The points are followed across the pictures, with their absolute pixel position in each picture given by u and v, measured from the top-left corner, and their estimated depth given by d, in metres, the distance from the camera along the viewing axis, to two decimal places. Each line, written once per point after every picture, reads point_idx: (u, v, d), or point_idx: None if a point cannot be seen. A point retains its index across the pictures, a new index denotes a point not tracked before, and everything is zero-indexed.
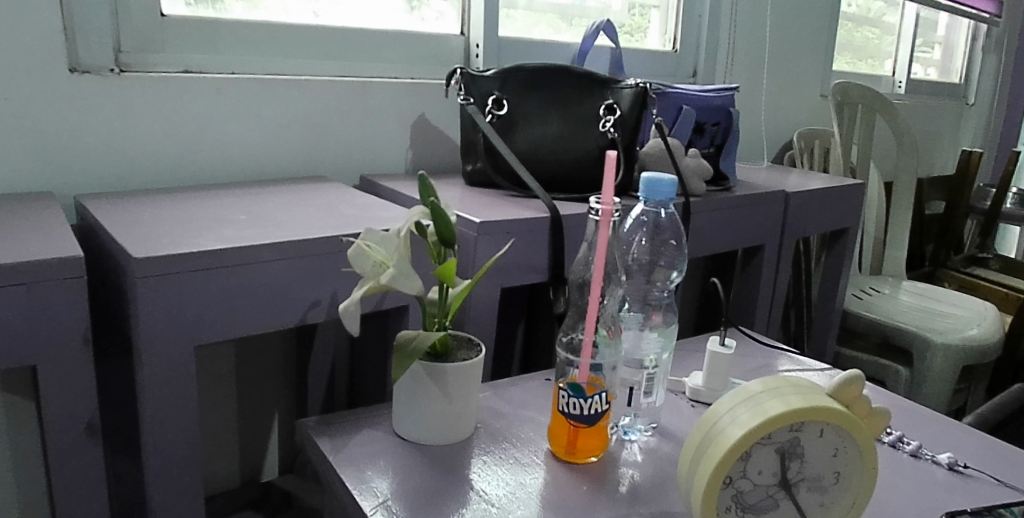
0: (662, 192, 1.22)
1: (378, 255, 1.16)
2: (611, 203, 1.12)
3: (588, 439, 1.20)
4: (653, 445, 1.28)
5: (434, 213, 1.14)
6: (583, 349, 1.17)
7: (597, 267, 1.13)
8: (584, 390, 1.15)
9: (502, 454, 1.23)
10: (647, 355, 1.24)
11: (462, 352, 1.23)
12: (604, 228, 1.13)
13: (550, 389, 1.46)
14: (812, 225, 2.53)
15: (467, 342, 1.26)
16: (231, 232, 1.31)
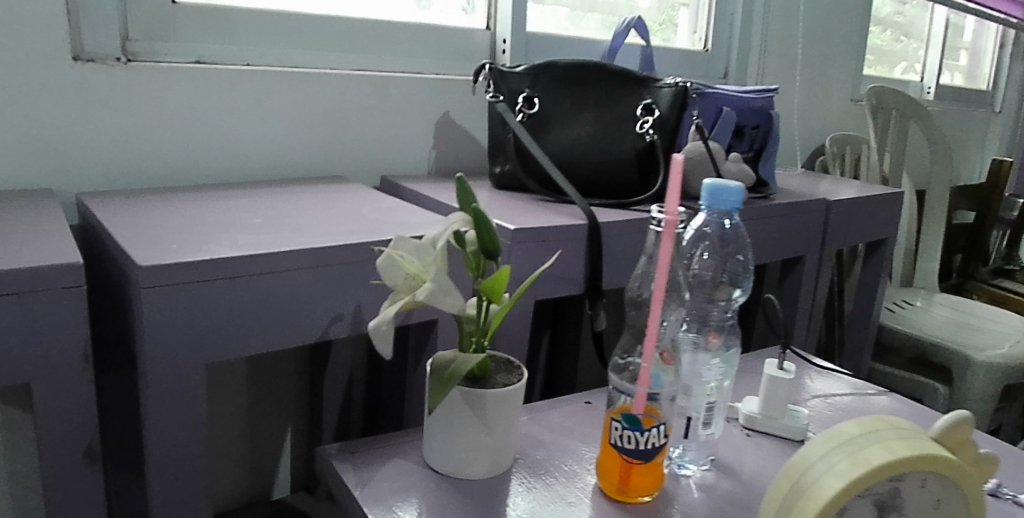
0: (725, 200, 1.10)
1: (413, 268, 1.04)
2: (675, 213, 0.99)
3: (643, 477, 1.07)
4: (709, 482, 1.16)
5: (478, 221, 1.02)
6: (639, 376, 1.04)
7: (659, 286, 1.00)
8: (642, 423, 1.03)
9: (546, 491, 1.11)
10: (707, 383, 1.12)
11: (501, 376, 1.11)
12: (667, 242, 1.00)
13: (592, 414, 1.33)
14: (852, 236, 2.40)
15: (507, 365, 1.14)
16: (246, 237, 1.19)
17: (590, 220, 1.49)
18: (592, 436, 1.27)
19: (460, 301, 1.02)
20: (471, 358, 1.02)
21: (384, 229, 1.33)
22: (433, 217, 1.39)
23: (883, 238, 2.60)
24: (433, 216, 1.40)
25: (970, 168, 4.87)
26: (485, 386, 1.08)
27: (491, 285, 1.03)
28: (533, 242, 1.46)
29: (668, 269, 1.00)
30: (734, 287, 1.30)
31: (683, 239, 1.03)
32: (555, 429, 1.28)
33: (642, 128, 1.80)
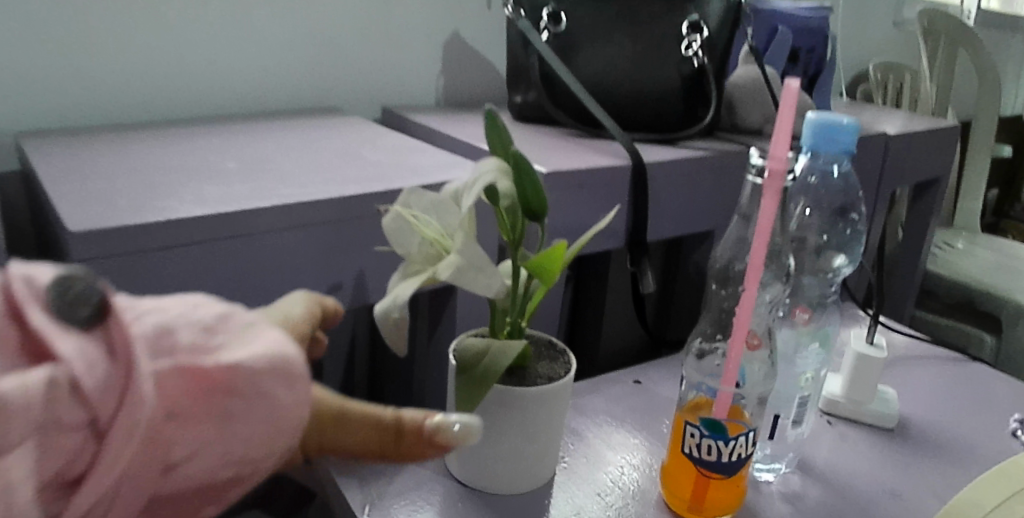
0: (835, 139, 0.84)
1: (433, 237, 0.78)
2: (783, 160, 0.74)
3: (722, 492, 0.85)
4: (796, 490, 0.94)
5: (518, 172, 0.77)
6: (725, 372, 0.80)
7: (757, 257, 0.76)
8: (729, 431, 0.80)
9: (596, 508, 0.90)
10: (801, 374, 0.88)
11: (543, 365, 0.88)
12: (771, 200, 0.75)
13: (643, 399, 1.12)
14: (909, 176, 2.15)
15: (549, 350, 0.90)
16: (217, 189, 0.94)
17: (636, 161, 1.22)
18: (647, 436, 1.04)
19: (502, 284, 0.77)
20: (511, 350, 0.80)
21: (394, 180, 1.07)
22: (453, 162, 1.13)
23: (936, 176, 2.34)
24: (454, 160, 1.14)
25: (1008, 97, 4.55)
26: (525, 383, 0.84)
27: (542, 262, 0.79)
28: (575, 185, 1.17)
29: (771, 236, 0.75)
30: (826, 250, 1.04)
31: (790, 194, 0.78)
32: (603, 428, 1.05)
33: (687, 49, 1.51)
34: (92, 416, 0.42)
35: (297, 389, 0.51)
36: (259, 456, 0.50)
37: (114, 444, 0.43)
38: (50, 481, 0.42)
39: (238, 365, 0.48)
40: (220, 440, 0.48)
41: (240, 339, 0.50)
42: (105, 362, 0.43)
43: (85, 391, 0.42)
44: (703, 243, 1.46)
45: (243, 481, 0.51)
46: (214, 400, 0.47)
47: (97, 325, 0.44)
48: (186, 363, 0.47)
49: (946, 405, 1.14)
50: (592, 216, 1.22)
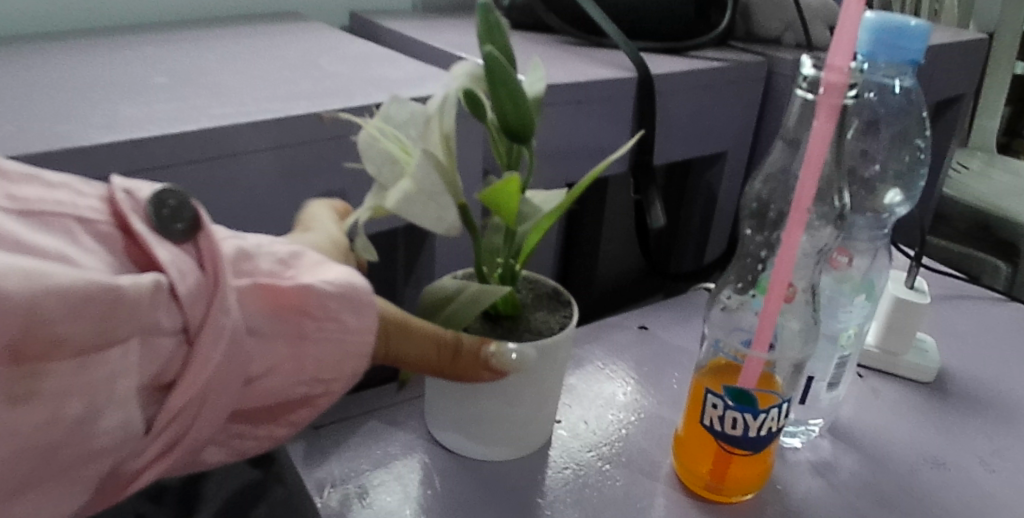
0: (900, 36, 0.66)
1: (396, 142, 0.62)
2: (841, 66, 0.58)
3: (746, 469, 0.72)
4: (828, 458, 0.82)
5: (492, 75, 0.60)
6: (758, 332, 0.66)
7: (803, 196, 0.60)
8: (757, 402, 0.66)
9: (597, 483, 0.77)
10: (844, 331, 0.74)
11: (541, 316, 0.73)
12: (823, 125, 0.59)
13: (649, 348, 0.98)
14: (934, 92, 1.97)
15: (551, 302, 0.75)
16: (134, 107, 0.75)
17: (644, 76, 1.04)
18: (650, 395, 0.90)
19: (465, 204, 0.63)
20: (486, 299, 0.64)
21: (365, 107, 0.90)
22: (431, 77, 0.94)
23: (959, 93, 2.14)
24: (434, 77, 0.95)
25: None
26: (512, 338, 0.70)
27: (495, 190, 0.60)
28: (575, 104, 0.99)
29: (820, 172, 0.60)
30: (879, 180, 0.88)
31: (846, 114, 0.62)
32: (600, 386, 0.91)
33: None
34: (185, 322, 0.46)
35: (363, 319, 0.54)
36: (328, 379, 0.54)
37: (205, 349, 0.46)
38: (149, 381, 0.45)
39: (309, 291, 0.51)
40: (296, 359, 0.52)
41: (316, 264, 0.55)
42: (195, 273, 0.47)
43: (180, 296, 0.45)
44: (717, 165, 1.27)
45: (314, 403, 0.55)
46: (291, 321, 0.51)
47: (187, 241, 0.48)
48: (265, 286, 0.51)
49: (990, 356, 1.01)
50: (595, 140, 1.04)
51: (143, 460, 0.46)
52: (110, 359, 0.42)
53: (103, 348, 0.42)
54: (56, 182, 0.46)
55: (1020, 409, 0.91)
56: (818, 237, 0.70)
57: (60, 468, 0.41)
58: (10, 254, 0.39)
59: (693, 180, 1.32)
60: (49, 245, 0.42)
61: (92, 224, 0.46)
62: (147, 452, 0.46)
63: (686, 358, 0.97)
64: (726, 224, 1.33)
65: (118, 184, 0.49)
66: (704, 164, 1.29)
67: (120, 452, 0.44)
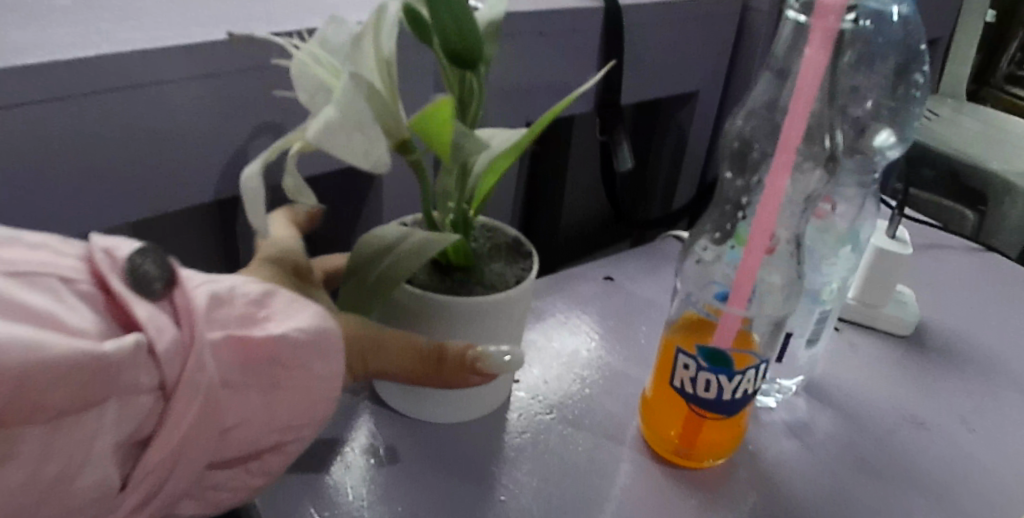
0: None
1: (324, 64, 0.53)
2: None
3: (718, 433, 0.67)
4: (803, 418, 0.77)
5: None
6: (737, 282, 0.60)
7: (793, 133, 0.53)
8: (735, 362, 0.60)
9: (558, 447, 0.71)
10: (827, 284, 0.68)
11: (498, 265, 0.65)
12: (817, 51, 0.52)
13: (616, 301, 0.92)
14: None
15: (510, 253, 0.67)
16: (17, 28, 0.63)
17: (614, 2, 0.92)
18: (614, 352, 0.84)
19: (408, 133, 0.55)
20: (428, 250, 0.56)
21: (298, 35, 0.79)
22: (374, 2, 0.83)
23: None
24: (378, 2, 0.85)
25: None
26: (462, 291, 0.63)
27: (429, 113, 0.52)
28: (541, 35, 0.89)
29: (813, 103, 0.53)
30: (869, 120, 0.81)
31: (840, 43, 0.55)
32: (562, 343, 0.84)
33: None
34: (162, 379, 0.43)
35: (327, 364, 0.51)
36: (293, 425, 0.50)
37: (180, 408, 0.44)
38: (126, 437, 0.42)
39: (277, 337, 0.49)
40: (267, 409, 0.49)
41: (286, 306, 0.52)
42: (172, 329, 0.44)
43: (162, 356, 0.43)
44: (686, 106, 1.15)
45: (283, 449, 0.51)
46: (261, 372, 0.48)
47: (166, 297, 0.45)
48: (237, 337, 0.48)
49: (969, 307, 0.96)
50: (561, 76, 0.95)
51: None
52: (87, 421, 0.40)
53: (83, 409, 0.40)
54: (38, 242, 0.43)
55: (1003, 364, 0.87)
56: (804, 183, 0.66)
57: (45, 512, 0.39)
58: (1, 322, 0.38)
59: (662, 123, 1.18)
60: (37, 304, 0.40)
61: (79, 283, 0.43)
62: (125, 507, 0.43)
63: (653, 313, 0.90)
64: (698, 169, 1.20)
65: (97, 240, 0.46)
66: (672, 104, 1.16)
67: (95, 509, 0.41)
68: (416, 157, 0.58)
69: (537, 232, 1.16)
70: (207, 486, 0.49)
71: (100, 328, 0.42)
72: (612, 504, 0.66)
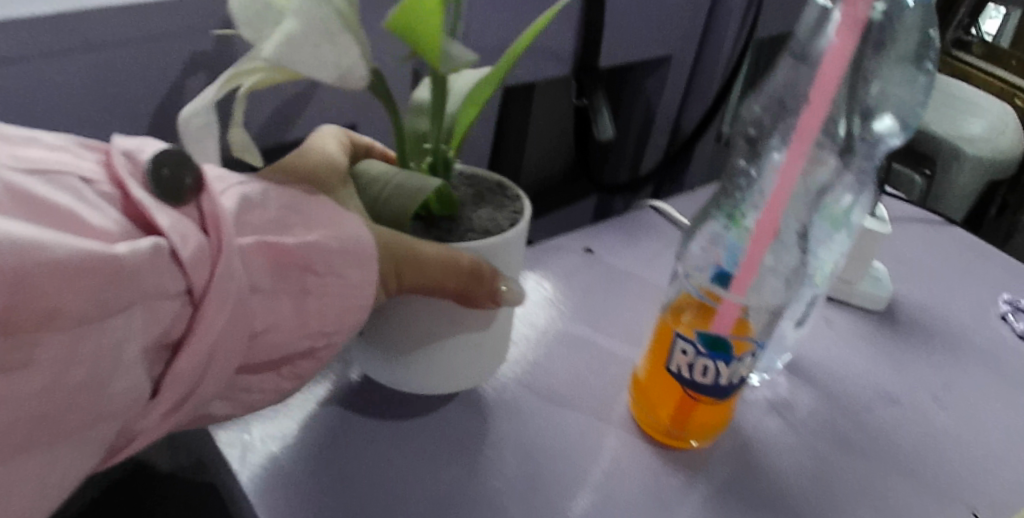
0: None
1: None
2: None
3: (709, 415, 0.65)
4: (787, 397, 0.76)
5: None
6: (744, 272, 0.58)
7: (810, 122, 0.53)
8: (737, 345, 0.58)
9: (543, 417, 0.69)
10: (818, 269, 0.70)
11: (483, 212, 0.58)
12: (846, 36, 0.51)
13: (598, 275, 0.89)
14: None
15: (495, 196, 0.60)
16: None
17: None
18: (580, 319, 0.82)
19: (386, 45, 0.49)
20: (411, 195, 0.52)
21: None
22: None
23: None
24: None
25: None
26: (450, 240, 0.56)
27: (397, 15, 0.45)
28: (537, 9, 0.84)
29: (834, 86, 0.53)
30: None
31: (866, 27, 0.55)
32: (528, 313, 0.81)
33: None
34: (188, 285, 0.41)
35: (365, 272, 0.49)
36: (324, 335, 0.49)
37: (210, 318, 0.41)
38: (154, 342, 0.40)
39: (310, 247, 0.46)
40: (298, 315, 0.47)
41: (317, 215, 0.49)
42: (198, 236, 0.41)
43: (187, 263, 0.40)
44: (660, 73, 1.09)
45: (313, 355, 0.50)
46: (294, 278, 0.46)
47: (190, 201, 0.42)
48: (267, 245, 0.45)
49: (936, 282, 0.96)
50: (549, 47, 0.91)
51: (151, 419, 0.42)
52: (110, 327, 0.37)
53: (107, 317, 0.37)
54: (56, 144, 0.40)
55: (969, 339, 0.87)
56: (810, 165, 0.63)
57: (65, 422, 0.36)
58: (22, 224, 0.34)
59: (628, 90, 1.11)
60: (57, 200, 0.37)
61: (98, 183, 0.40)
62: (157, 406, 0.41)
63: (617, 287, 0.88)
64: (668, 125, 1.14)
65: (117, 142, 0.43)
66: (645, 71, 1.09)
67: (120, 416, 0.39)
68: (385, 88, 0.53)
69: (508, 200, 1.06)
70: (239, 387, 0.48)
71: (124, 230, 0.39)
72: (594, 485, 0.64)
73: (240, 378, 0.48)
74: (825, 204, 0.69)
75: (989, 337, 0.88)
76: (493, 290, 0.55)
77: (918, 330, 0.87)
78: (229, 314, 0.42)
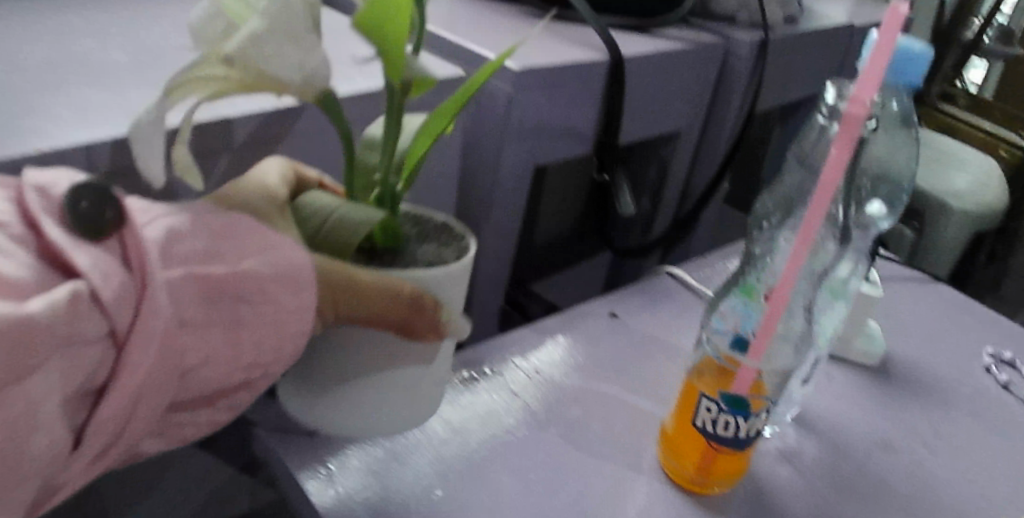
0: (896, 70, 0.49)
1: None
2: (872, 91, 0.39)
3: (727, 464, 0.54)
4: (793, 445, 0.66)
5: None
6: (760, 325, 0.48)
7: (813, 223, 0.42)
8: (753, 402, 0.49)
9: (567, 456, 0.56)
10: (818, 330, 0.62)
11: (425, 247, 0.45)
12: (840, 152, 0.41)
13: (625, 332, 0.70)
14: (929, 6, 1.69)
15: (440, 233, 0.47)
16: None
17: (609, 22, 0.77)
18: (591, 377, 0.63)
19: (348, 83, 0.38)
20: (353, 225, 0.41)
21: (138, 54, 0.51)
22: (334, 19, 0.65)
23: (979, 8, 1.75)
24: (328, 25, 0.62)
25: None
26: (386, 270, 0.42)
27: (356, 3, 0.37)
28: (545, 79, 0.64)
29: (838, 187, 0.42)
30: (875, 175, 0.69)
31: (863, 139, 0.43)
32: (531, 370, 0.63)
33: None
34: (110, 323, 0.32)
35: (299, 303, 0.38)
36: (261, 367, 0.38)
37: (137, 355, 0.33)
38: (75, 390, 0.32)
39: (238, 275, 0.36)
40: (234, 348, 0.36)
41: (246, 233, 0.38)
42: (119, 272, 0.33)
43: (110, 303, 0.32)
44: (667, 144, 0.85)
45: (253, 385, 0.39)
46: (224, 307, 0.36)
47: (111, 235, 0.34)
48: (195, 274, 0.35)
49: (926, 332, 0.84)
50: (550, 117, 0.68)
51: (77, 477, 0.33)
52: (26, 391, 0.30)
53: (22, 377, 0.30)
54: None
55: (955, 389, 0.75)
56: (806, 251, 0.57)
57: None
58: None
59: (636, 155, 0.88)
60: None
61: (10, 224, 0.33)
62: (80, 462, 0.33)
63: (607, 337, 0.69)
64: (677, 192, 0.90)
65: (28, 175, 0.34)
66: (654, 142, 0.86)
67: (44, 474, 0.31)
68: (343, 118, 0.41)
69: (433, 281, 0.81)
70: (177, 423, 0.38)
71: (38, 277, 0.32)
72: None
73: (176, 413, 0.38)
74: (835, 289, 0.66)
75: (974, 388, 0.76)
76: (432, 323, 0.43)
77: (909, 382, 0.75)
78: (154, 360, 0.33)
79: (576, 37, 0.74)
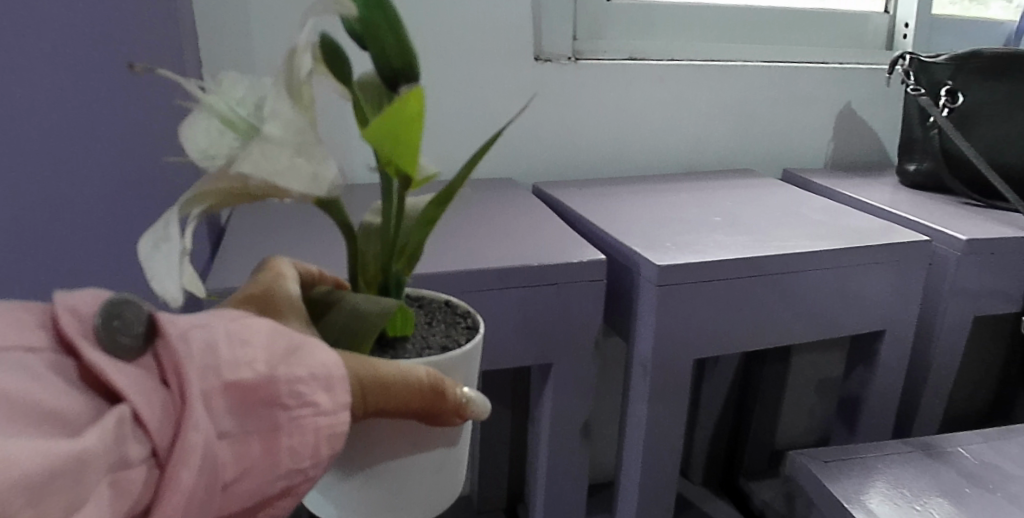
0: None
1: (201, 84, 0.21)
2: None
3: None
4: None
5: (372, 35, 0.24)
6: None
7: None
8: None
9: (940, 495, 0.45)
10: None
11: (440, 337, 0.26)
12: None
13: None
14: None
15: (448, 323, 0.27)
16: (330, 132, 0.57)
17: (1006, 207, 0.62)
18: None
19: (382, 167, 0.24)
20: (366, 314, 0.24)
21: (730, 231, 0.52)
22: (804, 209, 0.59)
23: None
24: (805, 211, 0.58)
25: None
26: (400, 355, 0.25)
27: (336, 73, 0.25)
28: (993, 256, 0.55)
29: None
30: None
31: None
32: (967, 457, 0.49)
33: None
34: (144, 432, 0.19)
35: (328, 402, 0.22)
36: (307, 469, 0.22)
37: (177, 466, 0.19)
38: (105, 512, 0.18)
39: (271, 375, 0.21)
40: (266, 455, 0.21)
41: (266, 339, 0.22)
42: (146, 388, 0.19)
43: (145, 419, 0.19)
44: None
45: (292, 492, 0.22)
46: (259, 411, 0.21)
47: (138, 353, 0.20)
48: (229, 382, 0.20)
49: None
50: (994, 284, 0.56)
51: None
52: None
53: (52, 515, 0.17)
54: None
55: None
56: None
57: None
58: None
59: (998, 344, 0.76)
60: None
61: (30, 347, 0.19)
62: None
63: None
64: None
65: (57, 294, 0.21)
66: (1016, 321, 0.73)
67: None
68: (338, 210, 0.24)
69: (795, 421, 0.85)
70: None
71: (79, 399, 0.18)
72: None
73: None
74: None
75: None
76: (460, 403, 0.24)
77: None
78: (202, 474, 0.19)
79: (999, 217, 0.60)
